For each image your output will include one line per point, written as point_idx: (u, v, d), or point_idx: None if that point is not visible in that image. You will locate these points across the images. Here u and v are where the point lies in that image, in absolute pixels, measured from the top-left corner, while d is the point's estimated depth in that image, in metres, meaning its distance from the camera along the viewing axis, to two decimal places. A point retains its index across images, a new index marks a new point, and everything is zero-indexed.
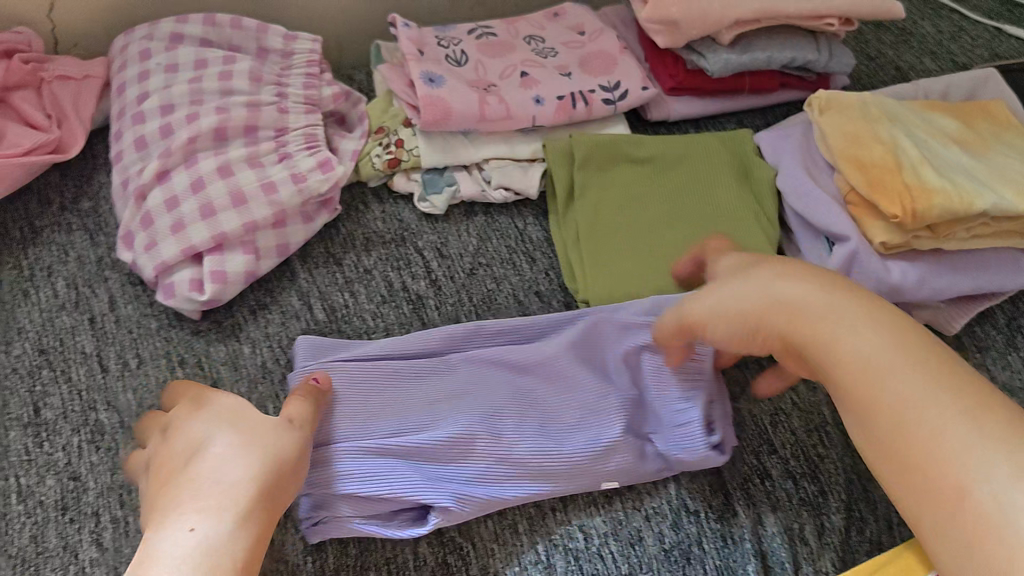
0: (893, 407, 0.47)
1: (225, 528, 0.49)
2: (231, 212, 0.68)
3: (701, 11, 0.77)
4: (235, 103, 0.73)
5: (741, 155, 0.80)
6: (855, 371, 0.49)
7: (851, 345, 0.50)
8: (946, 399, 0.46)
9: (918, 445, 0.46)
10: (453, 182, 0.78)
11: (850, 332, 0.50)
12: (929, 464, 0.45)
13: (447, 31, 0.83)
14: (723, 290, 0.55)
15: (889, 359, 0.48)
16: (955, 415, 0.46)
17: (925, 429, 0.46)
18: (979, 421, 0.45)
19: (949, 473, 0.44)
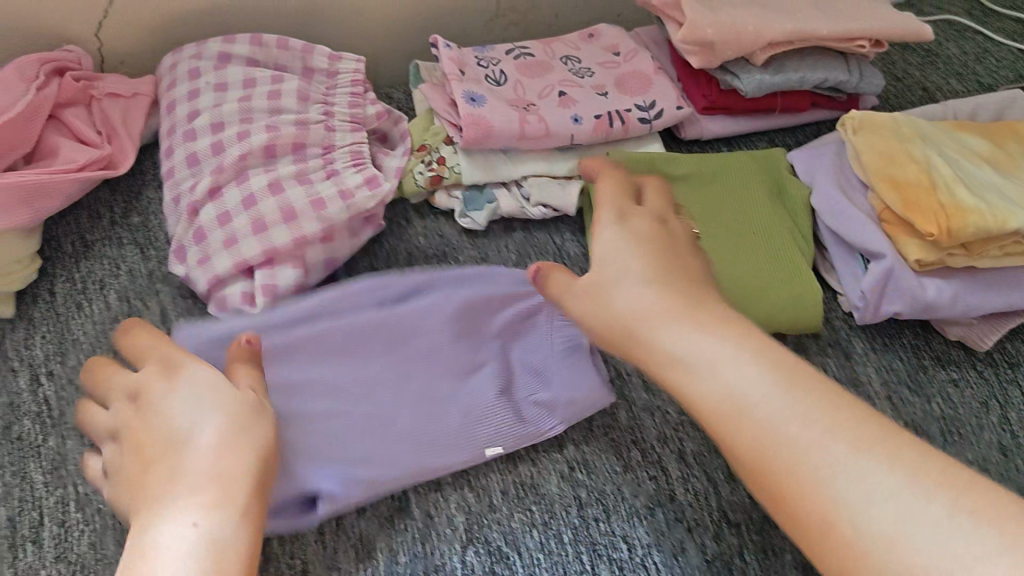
0: (756, 440, 0.42)
1: (219, 519, 0.45)
2: (282, 227, 0.70)
3: (737, 32, 0.79)
4: (284, 121, 0.75)
5: (776, 173, 0.81)
6: (716, 402, 0.44)
7: (731, 379, 0.44)
8: (823, 418, 0.41)
9: (793, 460, 0.40)
10: (493, 199, 0.79)
11: (716, 358, 0.45)
12: (805, 491, 0.39)
13: (485, 51, 0.85)
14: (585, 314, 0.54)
15: (768, 361, 0.44)
16: (834, 430, 0.40)
17: (801, 448, 0.40)
18: (867, 434, 0.40)
19: (821, 495, 0.39)
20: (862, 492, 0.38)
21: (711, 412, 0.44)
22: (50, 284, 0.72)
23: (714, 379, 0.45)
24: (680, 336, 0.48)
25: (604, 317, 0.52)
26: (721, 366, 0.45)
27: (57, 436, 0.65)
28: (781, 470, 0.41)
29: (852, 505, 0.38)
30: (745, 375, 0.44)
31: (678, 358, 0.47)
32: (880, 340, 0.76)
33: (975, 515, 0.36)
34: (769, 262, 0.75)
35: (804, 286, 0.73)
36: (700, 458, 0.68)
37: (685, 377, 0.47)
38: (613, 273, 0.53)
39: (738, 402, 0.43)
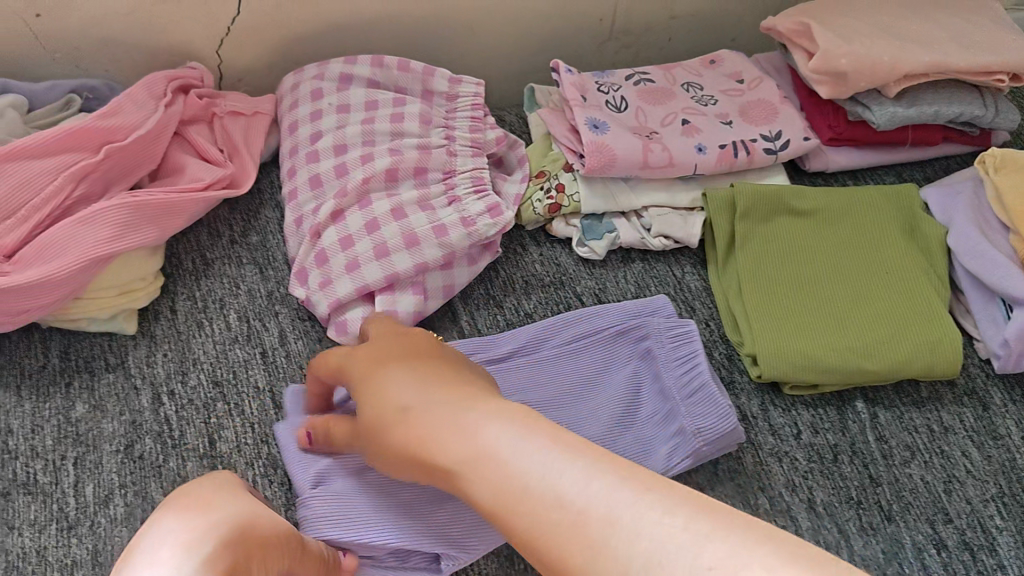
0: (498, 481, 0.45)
1: None
2: (404, 253, 0.69)
3: (872, 63, 0.76)
4: (408, 145, 0.75)
5: (908, 210, 0.78)
6: (497, 489, 0.45)
7: (520, 454, 0.45)
8: (542, 434, 0.46)
9: (608, 519, 0.40)
10: (612, 229, 0.77)
11: (513, 427, 0.47)
12: (613, 546, 0.39)
13: (605, 77, 0.83)
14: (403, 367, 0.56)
15: (409, 394, 0.53)
16: (584, 454, 0.44)
17: (609, 511, 0.41)
18: (629, 467, 0.43)
19: (642, 541, 0.39)
20: (630, 517, 0.40)
21: (504, 498, 0.44)
22: (171, 301, 0.73)
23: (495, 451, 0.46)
24: (456, 413, 0.50)
25: (396, 378, 0.55)
26: (507, 453, 0.46)
27: (178, 457, 0.65)
28: (593, 533, 0.40)
29: (657, 544, 0.38)
30: (577, 478, 0.43)
31: (463, 424, 0.49)
32: (1019, 391, 0.72)
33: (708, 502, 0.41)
34: (905, 307, 0.72)
35: (942, 331, 0.70)
36: (832, 509, 0.65)
37: (461, 455, 0.48)
38: (394, 380, 0.55)
39: (566, 507, 0.42)
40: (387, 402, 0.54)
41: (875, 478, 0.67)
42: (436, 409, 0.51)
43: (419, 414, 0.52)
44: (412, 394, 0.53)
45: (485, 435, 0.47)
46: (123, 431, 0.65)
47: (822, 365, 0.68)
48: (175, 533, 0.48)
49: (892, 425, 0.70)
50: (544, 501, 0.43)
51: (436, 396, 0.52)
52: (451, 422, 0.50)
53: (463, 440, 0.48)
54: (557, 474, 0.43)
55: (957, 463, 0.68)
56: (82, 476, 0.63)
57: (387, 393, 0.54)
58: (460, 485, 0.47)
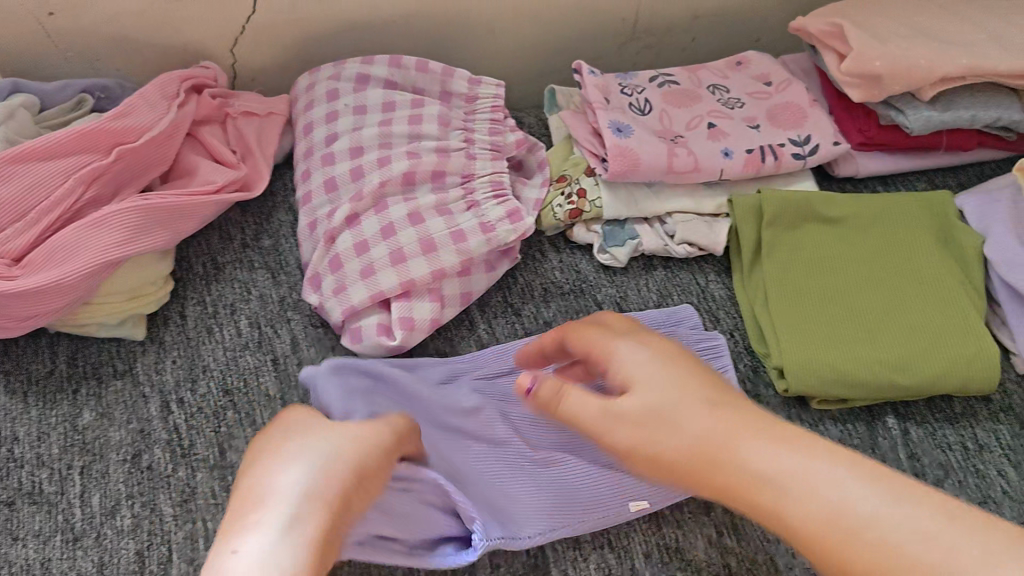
0: (692, 432, 0.47)
1: (274, 541, 0.44)
2: (420, 259, 0.67)
3: (907, 65, 0.73)
4: (425, 148, 0.73)
5: (943, 217, 0.75)
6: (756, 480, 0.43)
7: (751, 448, 0.44)
8: (828, 453, 0.43)
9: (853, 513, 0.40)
10: (634, 236, 0.75)
11: (773, 437, 0.45)
12: (876, 527, 0.39)
13: (629, 78, 0.81)
14: (632, 359, 0.51)
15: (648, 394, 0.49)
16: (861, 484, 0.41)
17: (868, 514, 0.40)
18: (885, 471, 0.42)
19: (890, 538, 0.39)
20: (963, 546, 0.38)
21: (806, 506, 0.41)
22: (181, 306, 0.71)
23: (745, 443, 0.45)
24: (688, 411, 0.47)
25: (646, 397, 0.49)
26: (810, 449, 0.44)
27: (187, 467, 0.63)
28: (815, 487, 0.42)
29: None
30: (853, 482, 0.41)
31: (693, 432, 0.46)
32: None
33: (964, 508, 0.40)
34: (940, 318, 0.69)
35: (975, 345, 0.67)
36: None
37: (671, 440, 0.47)
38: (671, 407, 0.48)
39: (831, 501, 0.41)
40: (583, 424, 0.51)
41: None
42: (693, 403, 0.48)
43: (671, 412, 0.48)
44: (699, 420, 0.47)
45: (700, 424, 0.47)
46: (131, 439, 0.64)
47: (852, 379, 0.66)
48: (268, 540, 0.44)
49: (924, 441, 0.67)
50: (748, 458, 0.44)
51: (727, 397, 0.48)
52: (671, 414, 0.48)
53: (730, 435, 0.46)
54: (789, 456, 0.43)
55: (993, 482, 0.65)
56: (88, 486, 0.61)
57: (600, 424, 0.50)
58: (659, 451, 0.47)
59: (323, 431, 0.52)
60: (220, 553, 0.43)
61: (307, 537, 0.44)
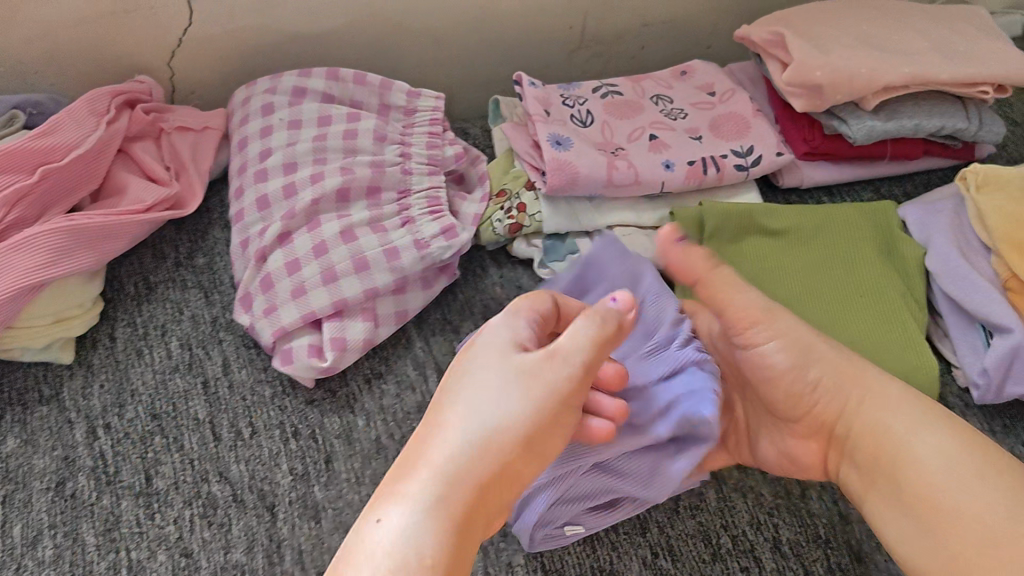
0: (889, 434, 0.54)
1: (417, 520, 0.41)
2: (353, 278, 0.66)
3: (847, 75, 0.73)
4: (360, 163, 0.71)
5: (885, 228, 0.74)
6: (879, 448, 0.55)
7: (906, 436, 0.54)
8: (944, 432, 0.53)
9: (940, 486, 0.51)
10: (575, 250, 0.74)
11: (884, 404, 0.56)
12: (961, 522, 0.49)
13: (571, 89, 0.80)
14: (782, 358, 0.59)
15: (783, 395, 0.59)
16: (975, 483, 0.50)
17: (955, 486, 0.50)
18: (971, 447, 0.52)
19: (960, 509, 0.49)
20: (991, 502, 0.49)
21: (895, 463, 0.53)
22: (110, 328, 0.70)
23: (897, 424, 0.55)
24: (909, 422, 0.54)
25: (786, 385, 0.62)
26: (917, 433, 0.53)
27: (112, 495, 0.61)
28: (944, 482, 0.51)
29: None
30: (940, 449, 0.52)
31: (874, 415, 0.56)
32: (1000, 423, 0.68)
33: (1004, 468, 0.50)
34: (880, 331, 0.68)
35: (914, 359, 0.66)
36: (798, 548, 0.62)
37: (879, 427, 0.55)
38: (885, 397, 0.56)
39: (919, 463, 0.52)
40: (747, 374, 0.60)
41: (845, 516, 0.64)
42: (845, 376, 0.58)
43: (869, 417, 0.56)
44: (906, 421, 0.54)
45: (882, 411, 0.56)
46: (54, 467, 0.62)
47: None
48: (406, 514, 0.42)
49: None
50: (914, 462, 0.52)
51: (843, 386, 0.58)
52: (874, 424, 0.55)
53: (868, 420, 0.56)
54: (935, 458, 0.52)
55: None
56: (9, 516, 0.60)
57: (880, 414, 0.55)
58: (871, 450, 0.55)
59: (487, 364, 0.48)
60: (368, 521, 0.42)
61: (453, 504, 0.42)
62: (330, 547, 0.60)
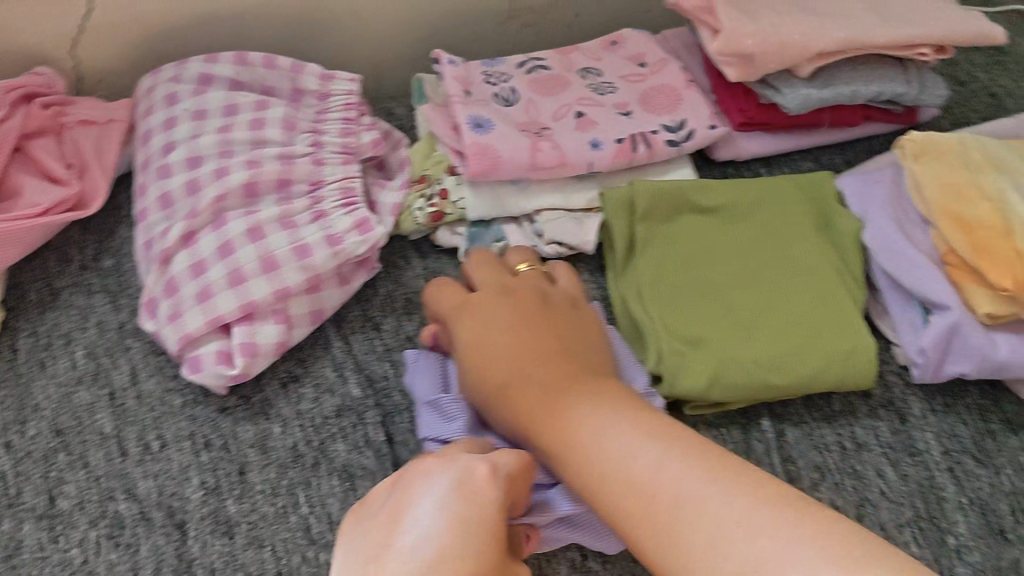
0: (543, 417, 0.52)
1: None
2: (261, 280, 0.63)
3: (778, 42, 0.69)
4: (267, 156, 0.68)
5: (819, 201, 0.72)
6: (590, 474, 0.48)
7: (580, 412, 0.50)
8: (624, 425, 0.48)
9: (634, 477, 0.45)
10: (500, 237, 0.70)
11: (574, 395, 0.52)
12: (703, 529, 0.41)
13: (495, 66, 0.76)
14: (477, 332, 0.56)
15: (500, 364, 0.54)
16: (673, 468, 0.45)
17: (643, 464, 0.46)
18: (642, 420, 0.48)
19: (711, 541, 0.41)
20: (669, 473, 0.44)
21: (601, 476, 0.47)
22: (11, 340, 0.66)
23: (604, 445, 0.48)
24: (606, 430, 0.48)
25: (495, 366, 0.54)
26: (549, 393, 0.52)
27: (12, 519, 0.58)
28: (626, 489, 0.45)
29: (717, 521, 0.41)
30: (634, 443, 0.47)
31: (575, 431, 0.50)
32: (940, 400, 0.66)
33: (728, 467, 0.44)
34: (818, 312, 0.65)
35: (854, 340, 0.64)
36: None
37: (579, 459, 0.48)
38: (596, 422, 0.49)
39: (619, 472, 0.46)
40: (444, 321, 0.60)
41: None
42: (531, 382, 0.53)
43: (571, 431, 0.50)
44: (607, 436, 0.48)
45: (563, 398, 0.52)
46: None
47: (731, 384, 0.62)
48: None
49: (799, 442, 0.64)
50: (563, 427, 0.50)
51: (533, 367, 0.54)
52: (549, 400, 0.52)
53: (572, 441, 0.49)
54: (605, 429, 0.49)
55: (869, 483, 0.62)
56: None
57: (556, 408, 0.52)
58: (555, 454, 0.50)
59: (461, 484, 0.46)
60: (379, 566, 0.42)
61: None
62: (243, 564, 0.57)
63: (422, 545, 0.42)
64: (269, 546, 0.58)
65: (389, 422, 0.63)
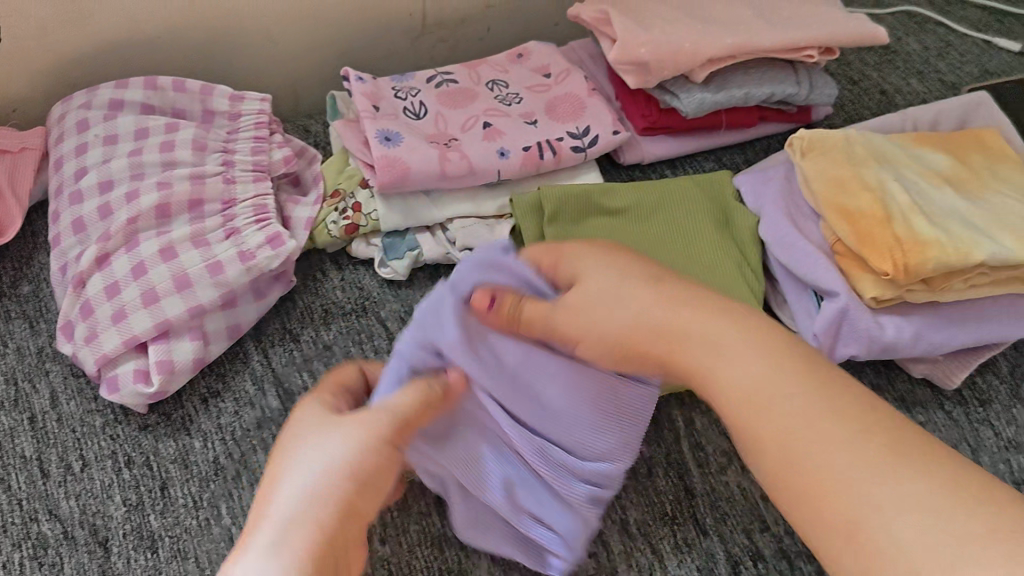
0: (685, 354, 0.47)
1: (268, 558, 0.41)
2: (175, 297, 0.64)
3: (670, 50, 0.73)
4: (178, 176, 0.69)
5: (718, 199, 0.75)
6: (739, 404, 0.44)
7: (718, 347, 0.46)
8: (759, 354, 0.45)
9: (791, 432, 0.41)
10: (415, 246, 0.72)
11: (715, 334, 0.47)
12: (856, 500, 0.38)
13: (404, 81, 0.79)
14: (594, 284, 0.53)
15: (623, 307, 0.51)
16: (820, 408, 0.41)
17: (786, 411, 0.42)
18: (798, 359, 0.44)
19: (869, 507, 0.37)
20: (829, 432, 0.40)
21: (748, 404, 0.44)
22: None
23: (741, 376, 0.44)
24: (744, 354, 0.45)
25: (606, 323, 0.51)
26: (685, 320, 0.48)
27: None
28: (774, 439, 0.42)
29: (869, 497, 0.38)
30: (781, 376, 0.43)
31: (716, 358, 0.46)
32: None
33: (900, 439, 0.39)
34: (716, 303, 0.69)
35: None
36: (644, 528, 0.62)
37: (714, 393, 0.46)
38: (726, 344, 0.46)
39: (762, 406, 0.43)
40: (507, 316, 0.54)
41: (690, 489, 0.64)
42: (660, 313, 0.49)
43: (710, 360, 0.46)
44: (748, 366, 0.45)
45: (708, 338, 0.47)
46: None
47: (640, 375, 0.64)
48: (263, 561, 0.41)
49: (708, 429, 0.67)
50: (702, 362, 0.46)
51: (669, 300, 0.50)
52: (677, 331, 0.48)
53: (717, 374, 0.45)
54: (745, 362, 0.45)
55: None
56: None
57: (688, 342, 0.47)
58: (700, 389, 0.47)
59: (322, 428, 0.48)
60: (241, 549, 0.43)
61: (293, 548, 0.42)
62: None
63: (302, 503, 0.44)
64: (193, 558, 0.58)
65: None
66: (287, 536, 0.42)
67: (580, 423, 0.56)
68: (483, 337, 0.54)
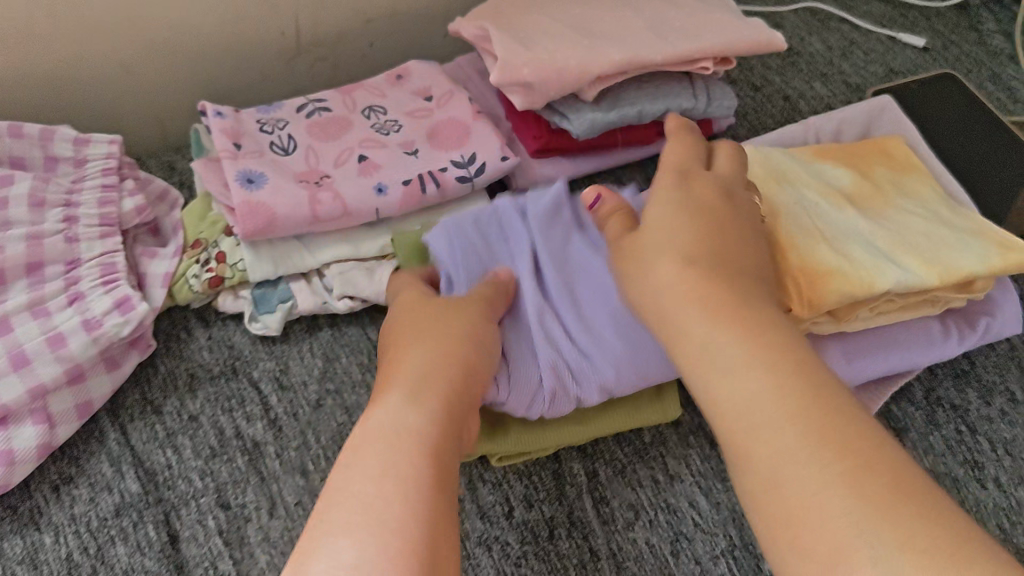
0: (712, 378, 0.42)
1: (411, 408, 0.45)
2: (12, 378, 0.57)
3: (555, 70, 0.67)
4: (14, 237, 0.62)
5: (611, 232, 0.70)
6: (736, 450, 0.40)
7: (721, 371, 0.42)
8: (769, 378, 0.40)
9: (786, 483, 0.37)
10: (288, 297, 0.66)
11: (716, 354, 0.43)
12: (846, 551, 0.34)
13: (271, 111, 0.72)
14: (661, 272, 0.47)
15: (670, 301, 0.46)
16: (802, 454, 0.37)
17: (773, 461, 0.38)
18: (788, 375, 0.40)
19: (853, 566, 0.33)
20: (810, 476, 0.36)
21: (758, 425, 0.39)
22: None
23: (747, 411, 0.40)
24: (737, 373, 0.41)
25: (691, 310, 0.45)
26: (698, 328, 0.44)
27: None
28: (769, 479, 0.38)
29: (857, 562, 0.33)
30: (768, 400, 0.39)
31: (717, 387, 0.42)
32: None
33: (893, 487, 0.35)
34: None
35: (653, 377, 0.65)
36: None
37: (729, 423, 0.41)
38: (729, 364, 0.42)
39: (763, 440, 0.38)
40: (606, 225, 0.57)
41: (596, 550, 0.59)
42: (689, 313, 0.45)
43: (709, 379, 0.42)
44: (753, 387, 0.40)
45: (711, 354, 0.43)
46: None
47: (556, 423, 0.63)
48: (399, 417, 0.45)
49: (613, 482, 0.63)
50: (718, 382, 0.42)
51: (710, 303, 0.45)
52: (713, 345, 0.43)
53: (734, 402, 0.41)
54: (745, 385, 0.40)
55: (684, 516, 0.61)
56: None
57: (707, 359, 0.43)
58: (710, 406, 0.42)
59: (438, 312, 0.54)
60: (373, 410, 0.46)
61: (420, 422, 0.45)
62: None
63: (430, 361, 0.49)
64: None
65: (173, 519, 0.58)
66: (395, 438, 0.43)
67: (606, 328, 0.59)
68: (564, 242, 0.64)
